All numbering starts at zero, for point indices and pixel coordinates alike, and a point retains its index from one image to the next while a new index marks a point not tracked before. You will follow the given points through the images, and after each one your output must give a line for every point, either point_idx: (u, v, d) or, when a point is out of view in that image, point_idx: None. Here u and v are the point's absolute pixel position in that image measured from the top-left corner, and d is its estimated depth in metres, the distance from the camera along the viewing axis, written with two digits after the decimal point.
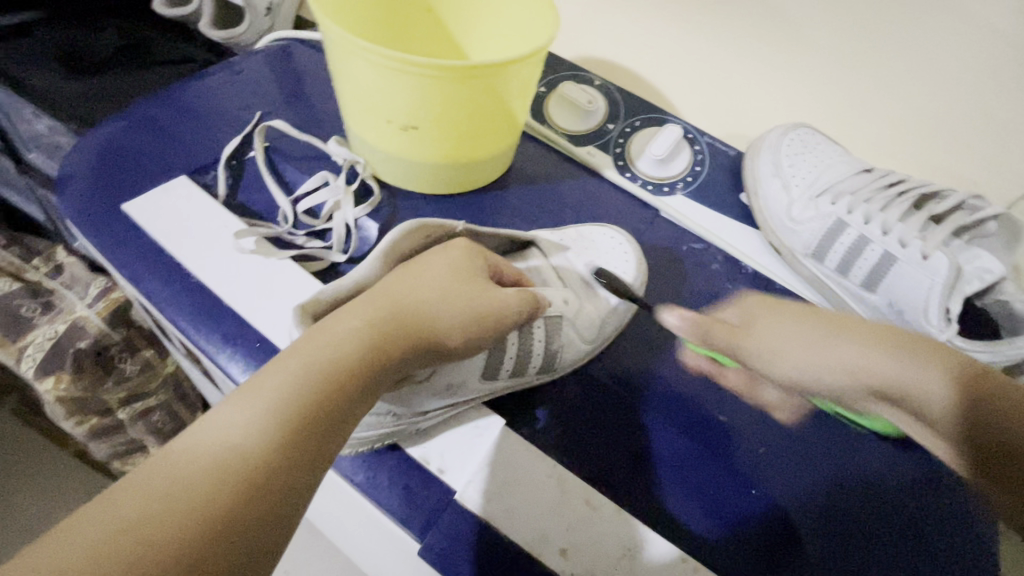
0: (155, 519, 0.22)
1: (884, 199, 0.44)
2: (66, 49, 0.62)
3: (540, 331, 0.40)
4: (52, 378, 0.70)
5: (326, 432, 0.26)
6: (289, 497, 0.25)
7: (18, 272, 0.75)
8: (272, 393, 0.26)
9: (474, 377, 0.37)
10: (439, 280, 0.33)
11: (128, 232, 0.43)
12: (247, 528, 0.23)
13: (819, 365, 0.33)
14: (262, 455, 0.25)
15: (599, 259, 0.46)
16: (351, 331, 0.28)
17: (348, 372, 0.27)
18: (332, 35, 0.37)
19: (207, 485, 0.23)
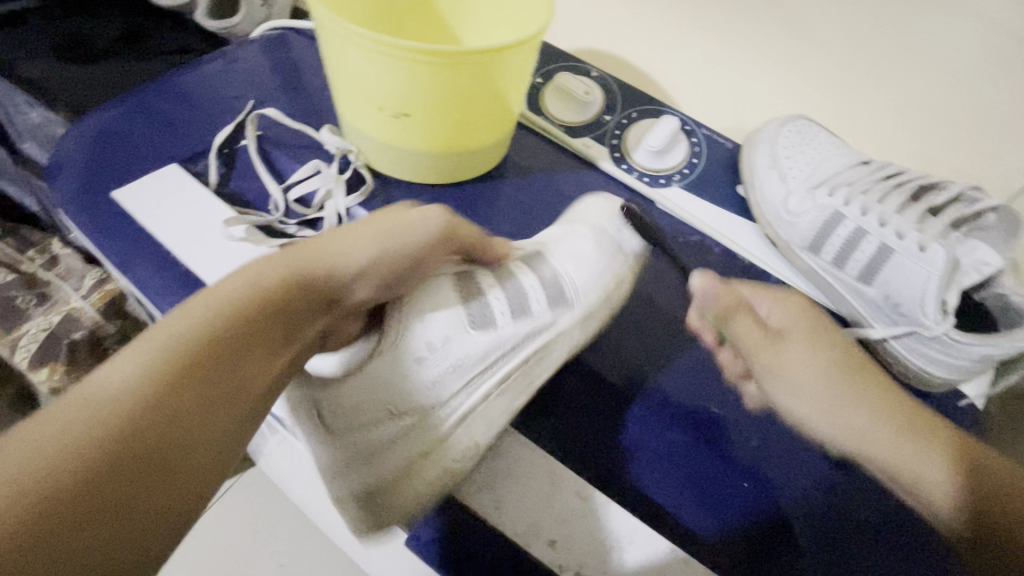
0: (32, 474, 0.21)
1: (881, 191, 0.43)
2: (61, 38, 0.62)
3: (535, 287, 0.39)
4: (47, 368, 0.70)
5: (226, 380, 0.27)
6: (181, 454, 0.24)
7: (14, 262, 0.75)
8: (159, 347, 0.25)
9: (461, 329, 0.36)
10: (350, 239, 0.33)
11: (119, 220, 0.43)
12: (132, 483, 0.23)
13: (852, 427, 0.35)
14: (150, 409, 0.24)
15: (596, 217, 0.44)
16: (251, 288, 0.29)
17: (243, 319, 0.28)
18: (323, 20, 0.37)
19: (93, 439, 0.22)
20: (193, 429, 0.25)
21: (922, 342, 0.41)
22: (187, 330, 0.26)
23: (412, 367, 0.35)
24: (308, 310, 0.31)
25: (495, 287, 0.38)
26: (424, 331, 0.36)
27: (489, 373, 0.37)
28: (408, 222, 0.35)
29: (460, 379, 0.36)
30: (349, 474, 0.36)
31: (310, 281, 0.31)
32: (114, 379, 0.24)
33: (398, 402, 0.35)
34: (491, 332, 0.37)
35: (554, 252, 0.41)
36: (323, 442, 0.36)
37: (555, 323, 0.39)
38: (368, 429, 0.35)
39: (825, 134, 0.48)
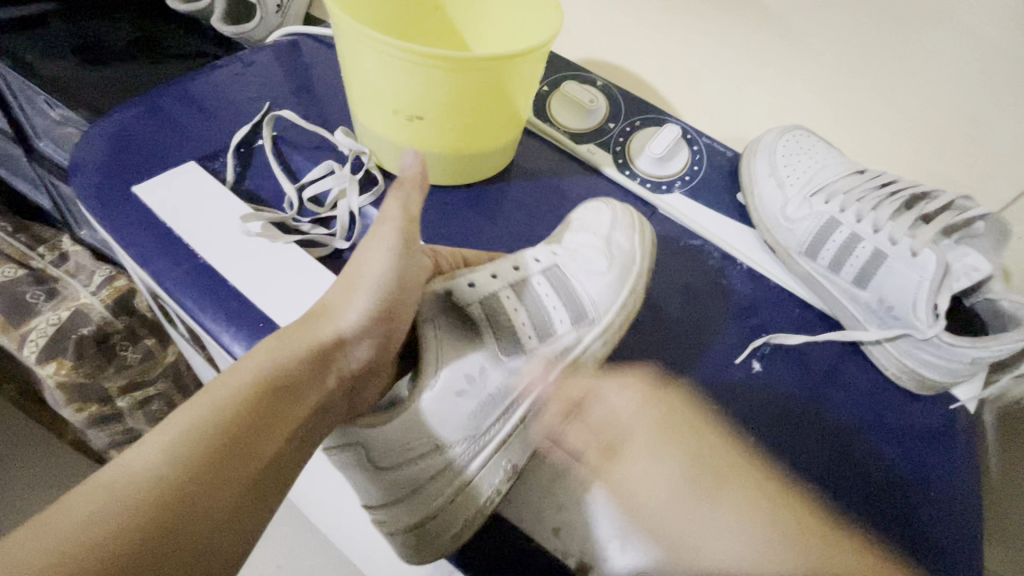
0: (106, 558, 0.23)
1: (875, 199, 0.45)
2: (81, 41, 0.64)
3: (557, 309, 0.43)
4: (55, 363, 0.71)
5: (241, 461, 0.28)
6: (237, 510, 0.27)
7: (24, 259, 0.76)
8: (190, 425, 0.27)
9: (493, 359, 0.40)
10: (358, 295, 0.36)
11: (139, 214, 0.44)
12: (198, 545, 0.25)
13: (715, 556, 0.34)
14: (199, 476, 0.26)
15: (608, 229, 0.46)
16: (256, 364, 0.31)
17: (250, 395, 0.30)
18: (342, 24, 0.38)
19: (154, 516, 0.24)
20: (222, 490, 0.27)
21: (916, 345, 0.42)
22: (195, 416, 0.28)
23: (455, 401, 0.37)
24: (327, 371, 0.34)
25: (517, 307, 0.42)
26: (462, 366, 0.38)
27: (519, 393, 0.41)
28: (379, 251, 0.38)
29: (495, 410, 0.40)
30: (397, 508, 0.37)
31: (324, 340, 0.35)
32: (129, 470, 0.25)
33: (443, 437, 0.38)
34: (522, 359, 0.41)
35: (568, 265, 0.45)
36: (368, 478, 0.37)
37: (578, 339, 0.43)
38: (413, 464, 0.37)
39: (822, 143, 0.50)
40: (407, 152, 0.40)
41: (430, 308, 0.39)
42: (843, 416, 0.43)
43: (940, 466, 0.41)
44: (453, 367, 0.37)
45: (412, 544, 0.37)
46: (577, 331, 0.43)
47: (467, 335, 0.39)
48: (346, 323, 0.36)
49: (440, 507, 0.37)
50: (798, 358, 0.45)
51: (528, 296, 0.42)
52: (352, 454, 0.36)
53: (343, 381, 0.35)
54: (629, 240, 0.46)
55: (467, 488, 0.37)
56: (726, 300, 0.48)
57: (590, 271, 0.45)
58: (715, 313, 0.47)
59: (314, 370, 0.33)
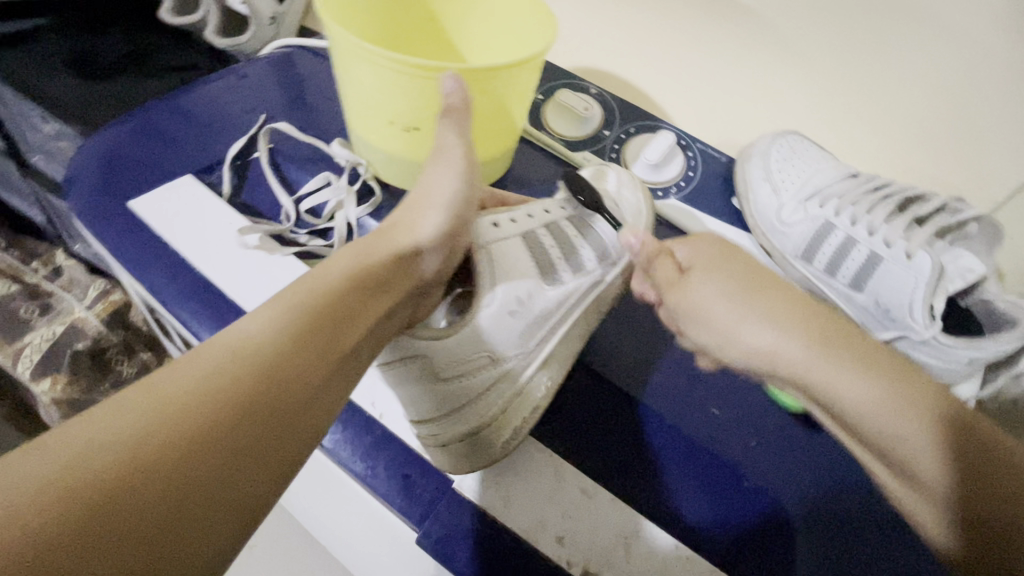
0: (179, 420, 0.23)
1: (869, 202, 0.45)
2: (74, 56, 0.64)
3: (585, 247, 0.43)
4: (49, 379, 0.70)
5: (318, 358, 0.28)
6: (307, 398, 0.27)
7: (17, 274, 0.76)
8: (278, 310, 0.28)
9: (538, 286, 0.39)
10: (432, 210, 0.37)
11: (136, 229, 0.44)
12: (264, 427, 0.25)
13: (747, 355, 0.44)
14: (279, 353, 0.26)
15: (615, 186, 0.48)
16: (339, 266, 0.32)
17: (328, 299, 0.30)
18: (336, 36, 0.38)
19: (231, 388, 0.24)
20: (299, 376, 0.27)
21: (913, 346, 0.42)
22: (273, 320, 0.27)
23: (508, 320, 0.37)
24: (401, 279, 0.34)
25: (551, 243, 0.42)
26: (512, 288, 0.38)
27: (559, 320, 0.41)
28: (446, 174, 0.39)
29: (540, 330, 0.40)
30: (448, 422, 0.36)
31: (399, 248, 0.35)
32: (203, 362, 0.25)
33: (497, 349, 0.38)
34: (560, 288, 0.41)
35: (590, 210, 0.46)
36: (427, 391, 0.36)
37: (604, 277, 0.44)
38: (470, 376, 0.37)
39: (815, 147, 0.50)
40: (448, 75, 0.36)
41: (479, 238, 0.40)
42: None
43: None
44: (504, 290, 0.37)
45: (466, 455, 0.36)
46: (602, 269, 0.44)
47: (512, 263, 0.39)
48: (421, 234, 0.36)
49: (495, 415, 0.38)
50: None
51: (559, 233, 0.43)
52: (412, 368, 0.35)
53: (416, 286, 0.36)
54: (635, 196, 0.48)
55: (511, 405, 0.38)
56: None
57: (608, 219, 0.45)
58: None
59: (391, 276, 0.34)
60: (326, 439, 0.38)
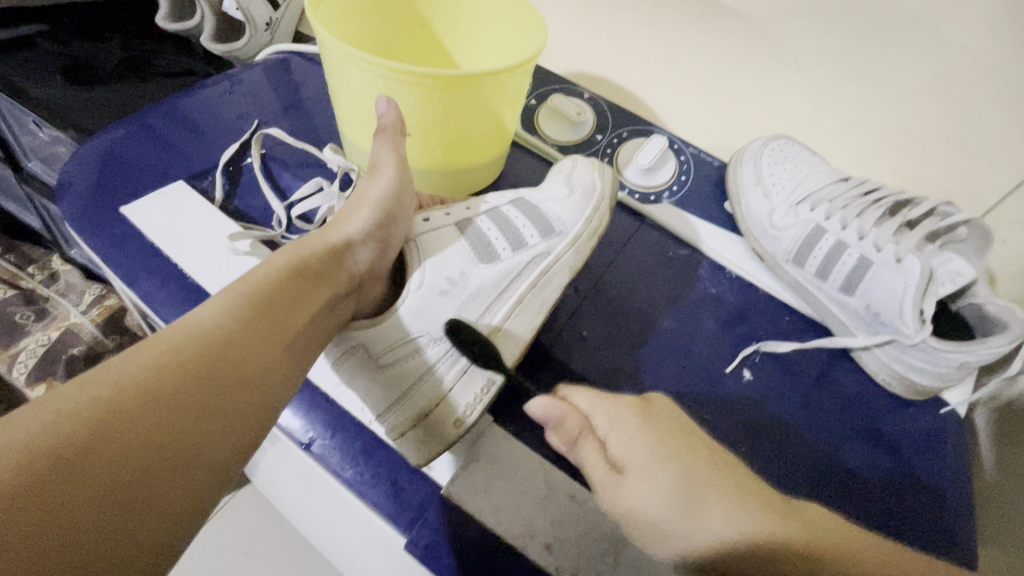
0: (142, 392, 0.25)
1: (859, 206, 0.45)
2: (69, 61, 0.64)
3: (526, 225, 0.43)
4: (44, 384, 0.70)
5: (269, 346, 0.30)
6: (265, 370, 0.29)
7: (14, 279, 0.77)
8: (231, 295, 0.30)
9: (471, 263, 0.40)
10: (365, 207, 0.39)
11: (128, 235, 0.44)
12: (226, 396, 0.27)
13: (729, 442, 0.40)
14: (235, 331, 0.29)
15: (570, 169, 0.48)
16: (277, 260, 0.34)
17: (269, 291, 0.32)
18: (326, 43, 0.39)
19: (190, 363, 0.27)
20: (255, 351, 0.29)
21: (903, 350, 0.42)
22: (223, 311, 0.29)
23: (439, 299, 0.38)
24: (339, 272, 0.36)
25: (488, 226, 0.42)
26: (440, 268, 0.39)
27: (500, 298, 0.41)
28: (376, 176, 0.40)
29: (478, 307, 0.40)
30: (396, 409, 0.38)
31: (332, 244, 0.37)
32: (151, 349, 0.27)
33: (435, 330, 0.38)
34: (498, 265, 0.41)
35: (534, 196, 0.46)
36: (374, 379, 0.38)
37: (551, 250, 0.43)
38: (409, 359, 0.38)
39: (806, 152, 0.50)
40: (381, 97, 0.39)
41: (411, 232, 0.41)
42: (828, 421, 0.42)
43: (934, 463, 0.41)
44: (435, 271, 0.39)
45: (421, 440, 0.37)
46: (547, 243, 0.43)
47: (445, 246, 0.40)
48: (353, 230, 0.38)
49: (442, 397, 0.38)
50: (789, 365, 0.45)
51: (498, 217, 0.43)
52: (356, 359, 0.38)
53: (352, 280, 0.37)
54: (590, 175, 0.48)
55: (455, 385, 0.38)
56: (717, 309, 0.47)
57: (552, 202, 0.45)
58: (709, 321, 0.46)
59: (327, 268, 0.35)
60: (315, 445, 0.38)
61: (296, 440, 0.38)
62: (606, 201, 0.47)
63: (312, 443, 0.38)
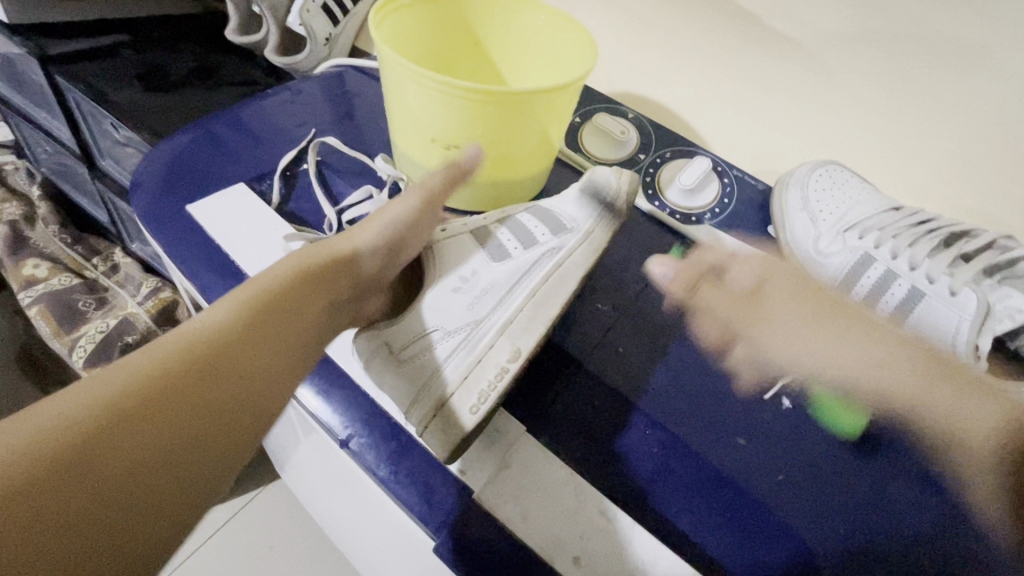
0: (147, 390, 0.27)
1: (911, 235, 0.45)
2: (145, 69, 0.69)
3: (536, 225, 0.45)
4: (100, 368, 0.74)
5: (253, 358, 0.31)
6: (263, 369, 0.32)
7: (79, 268, 0.83)
8: (235, 298, 0.33)
9: (482, 262, 0.44)
10: (368, 219, 0.40)
11: (191, 232, 0.47)
12: (226, 391, 0.30)
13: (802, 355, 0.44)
14: (237, 333, 0.31)
15: (586, 174, 0.49)
16: (279, 266, 0.36)
17: (260, 304, 0.33)
18: (386, 59, 0.41)
19: (193, 362, 0.29)
20: (256, 351, 0.32)
21: None
22: (222, 317, 0.31)
23: (451, 296, 0.43)
24: (342, 281, 0.38)
25: (501, 231, 0.45)
26: (454, 269, 0.44)
27: (514, 293, 0.43)
28: None
29: (494, 302, 0.43)
30: (415, 400, 0.38)
31: (335, 255, 0.38)
32: (154, 353, 0.29)
33: (450, 324, 0.42)
34: (508, 262, 0.44)
35: (548, 202, 0.47)
36: (395, 373, 0.40)
37: (562, 245, 0.44)
38: (426, 351, 0.41)
39: (856, 178, 0.49)
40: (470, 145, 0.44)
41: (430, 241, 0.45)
42: (873, 456, 0.41)
43: (987, 509, 0.39)
44: (450, 274, 0.43)
45: (441, 431, 0.36)
46: (558, 238, 0.45)
47: (460, 252, 0.44)
48: (360, 243, 0.40)
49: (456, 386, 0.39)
50: (833, 395, 0.43)
51: (511, 221, 0.46)
52: (378, 355, 0.40)
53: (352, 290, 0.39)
54: (608, 175, 0.47)
55: (472, 374, 0.39)
56: (756, 333, 0.46)
57: (563, 206, 0.47)
58: (749, 345, 0.45)
59: (331, 275, 0.37)
60: (352, 442, 0.38)
61: (335, 436, 0.39)
62: (621, 197, 0.46)
63: (350, 440, 0.38)
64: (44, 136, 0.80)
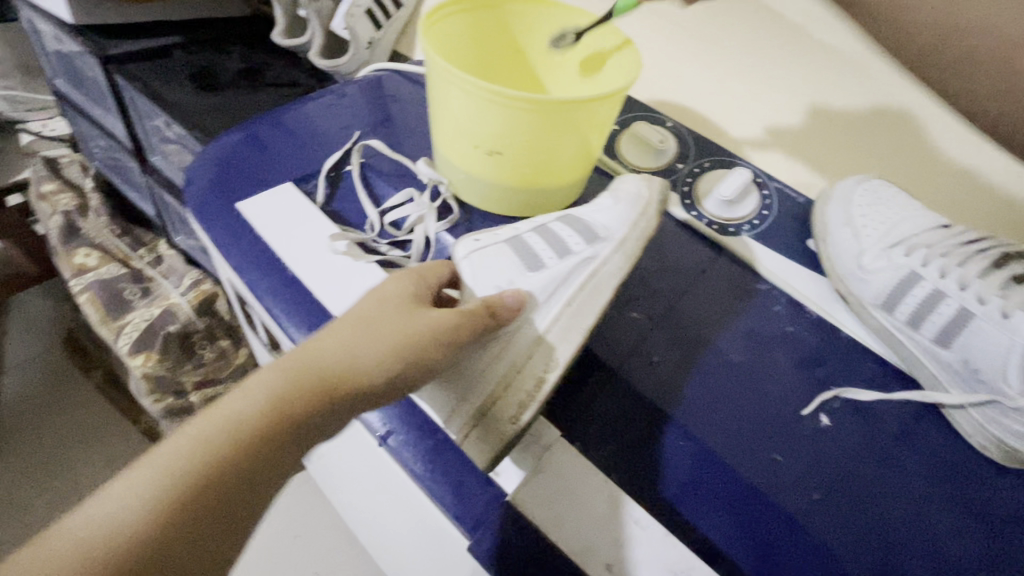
0: (168, 508, 0.27)
1: (962, 255, 0.44)
2: (197, 69, 0.72)
3: (572, 236, 0.45)
4: (143, 356, 0.78)
5: (227, 523, 0.29)
6: (277, 464, 0.31)
7: (126, 258, 0.87)
8: (234, 409, 0.30)
9: (522, 273, 0.43)
10: (385, 329, 0.35)
11: (241, 229, 0.49)
12: (245, 495, 0.30)
13: None
14: (246, 440, 0.30)
15: (619, 182, 0.49)
16: (272, 382, 0.31)
17: (245, 453, 0.29)
18: (434, 65, 0.42)
19: (209, 472, 0.29)
20: (266, 455, 0.30)
21: (1004, 414, 0.40)
22: (223, 425, 0.30)
23: None
24: (352, 395, 0.33)
25: (535, 240, 0.45)
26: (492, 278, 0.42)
27: (555, 302, 0.43)
28: (401, 314, 0.36)
29: (535, 310, 0.42)
30: (459, 410, 0.40)
31: (343, 377, 0.33)
32: (165, 467, 0.28)
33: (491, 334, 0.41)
34: (546, 273, 0.43)
35: (580, 211, 0.47)
36: (438, 385, 0.40)
37: (597, 256, 0.45)
38: (468, 362, 0.41)
39: (903, 195, 0.49)
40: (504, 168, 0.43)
41: (460, 252, 0.43)
42: (915, 479, 0.40)
43: None
44: (485, 286, 0.42)
45: (482, 439, 0.39)
46: (593, 249, 0.45)
47: (497, 261, 0.43)
48: (372, 369, 0.33)
49: (498, 395, 0.40)
50: (872, 415, 0.43)
51: (546, 232, 0.45)
52: None
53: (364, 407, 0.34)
54: (638, 185, 0.48)
55: (513, 383, 0.40)
56: (794, 348, 0.46)
57: (597, 216, 0.46)
58: (787, 360, 0.45)
59: (339, 394, 0.32)
60: (391, 439, 0.39)
61: (374, 433, 0.40)
62: (652, 208, 0.47)
63: (388, 436, 0.40)
64: (99, 131, 0.84)
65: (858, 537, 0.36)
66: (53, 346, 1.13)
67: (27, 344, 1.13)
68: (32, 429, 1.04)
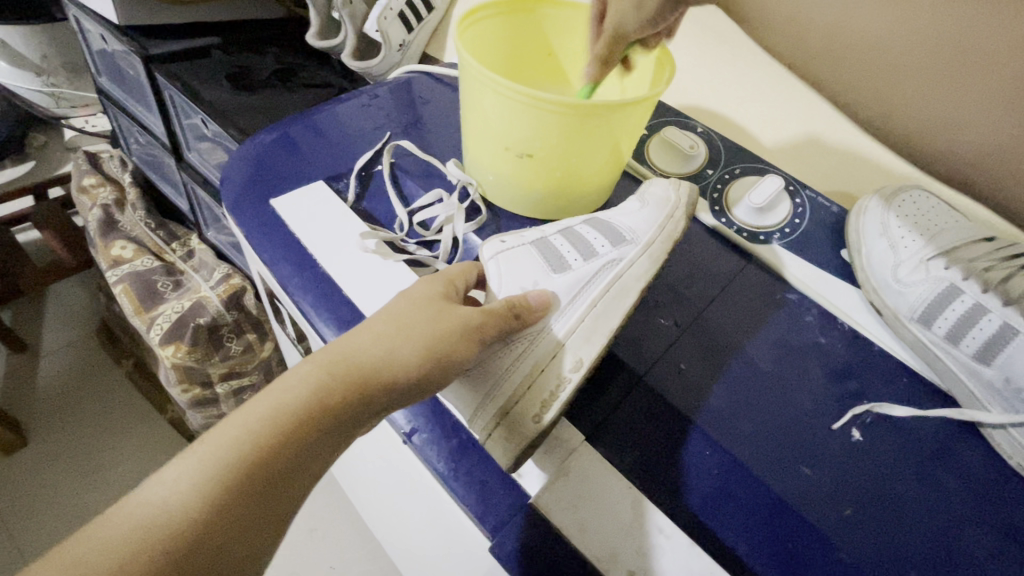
0: (208, 504, 0.27)
1: (1005, 271, 0.43)
2: (235, 69, 0.74)
3: (597, 238, 0.45)
4: (173, 346, 0.80)
5: (267, 514, 0.29)
6: (311, 462, 0.31)
7: (160, 251, 0.89)
8: (272, 402, 0.30)
9: (545, 274, 0.43)
10: (416, 326, 0.35)
11: (274, 225, 0.50)
12: (281, 493, 0.29)
13: None
14: (283, 435, 0.30)
15: (646, 187, 0.50)
16: (306, 377, 0.32)
17: (284, 446, 0.29)
18: (467, 67, 0.42)
19: (249, 468, 0.29)
20: (301, 452, 0.30)
21: None
22: (261, 419, 0.30)
23: None
24: (383, 393, 0.33)
25: (560, 242, 0.45)
26: (518, 278, 0.43)
27: (578, 304, 0.43)
28: (430, 311, 0.36)
29: (559, 311, 0.43)
30: (485, 408, 0.39)
31: (374, 372, 0.33)
32: (204, 462, 0.28)
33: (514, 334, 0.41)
34: (569, 275, 0.44)
35: (606, 215, 0.48)
36: (463, 383, 0.40)
37: (622, 258, 0.45)
38: (490, 361, 0.41)
39: (944, 206, 0.48)
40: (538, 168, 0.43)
41: (484, 252, 0.43)
42: (950, 499, 0.38)
43: None
44: (508, 288, 0.42)
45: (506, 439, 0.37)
46: (619, 251, 0.45)
47: (522, 261, 0.44)
48: (403, 367, 0.34)
49: (521, 394, 0.40)
50: (906, 432, 0.41)
51: (572, 235, 0.46)
52: None
53: (392, 405, 0.34)
54: (665, 189, 0.49)
55: (536, 383, 0.40)
56: (825, 360, 0.45)
57: (622, 219, 0.47)
58: (818, 371, 0.44)
59: (372, 392, 0.33)
60: (415, 436, 0.40)
61: (399, 430, 0.41)
62: (680, 210, 0.47)
63: (413, 434, 0.40)
64: (139, 128, 0.86)
65: (891, 558, 0.35)
66: (86, 335, 1.17)
67: (62, 332, 1.17)
68: (63, 415, 1.07)
